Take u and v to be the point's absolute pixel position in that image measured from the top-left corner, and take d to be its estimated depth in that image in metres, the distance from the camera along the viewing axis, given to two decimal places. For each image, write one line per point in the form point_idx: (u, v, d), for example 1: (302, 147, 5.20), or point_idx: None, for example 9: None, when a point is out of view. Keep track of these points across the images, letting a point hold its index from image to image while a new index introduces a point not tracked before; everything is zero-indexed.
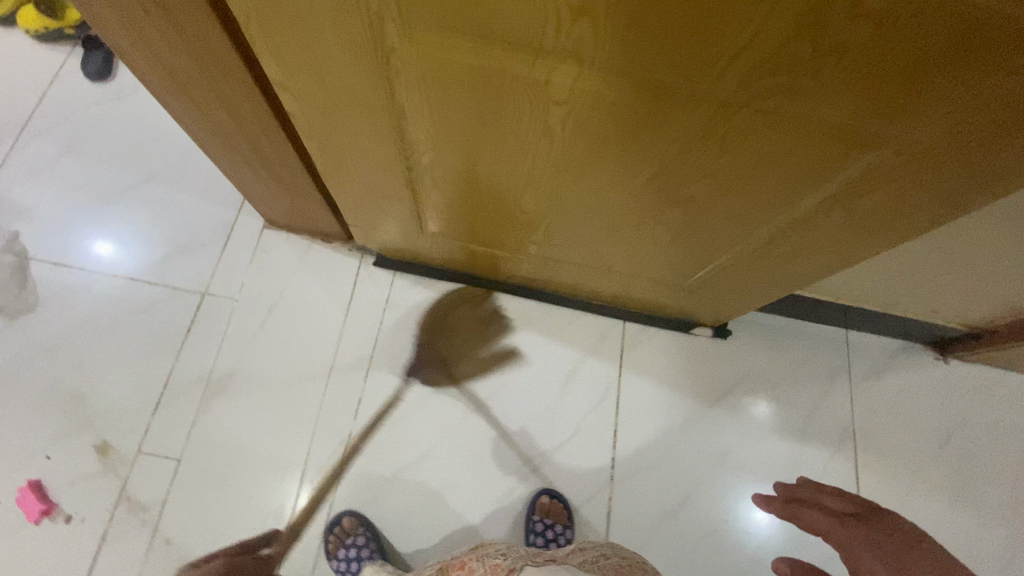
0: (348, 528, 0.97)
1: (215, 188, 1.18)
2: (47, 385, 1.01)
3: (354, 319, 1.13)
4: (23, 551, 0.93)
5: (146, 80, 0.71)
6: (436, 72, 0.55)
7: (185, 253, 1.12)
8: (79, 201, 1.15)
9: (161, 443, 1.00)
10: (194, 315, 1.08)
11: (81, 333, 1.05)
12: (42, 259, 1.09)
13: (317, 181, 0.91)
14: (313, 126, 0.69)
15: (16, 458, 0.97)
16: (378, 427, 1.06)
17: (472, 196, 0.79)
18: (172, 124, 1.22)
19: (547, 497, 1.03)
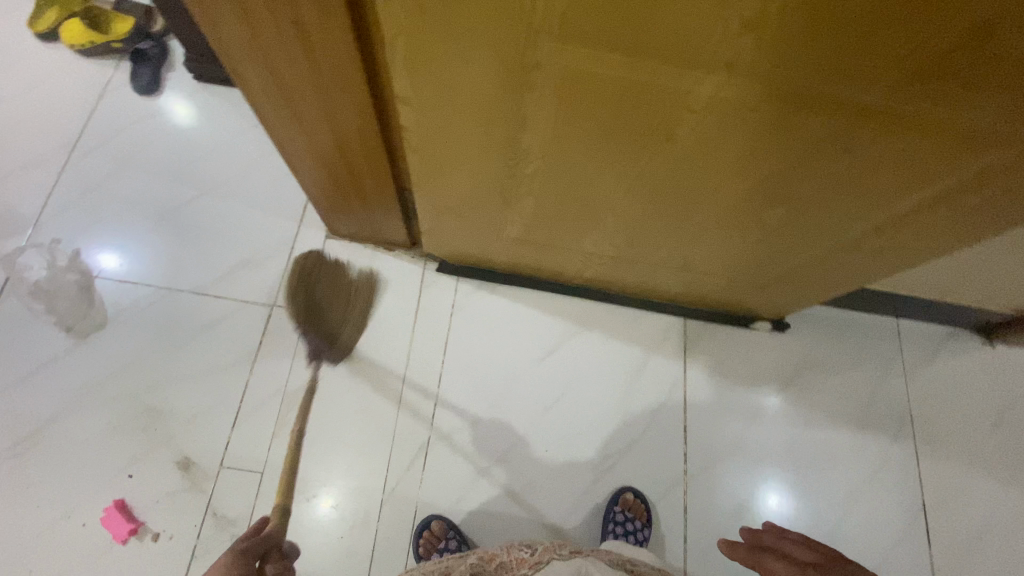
0: (437, 532, 0.98)
1: (272, 199, 1.18)
2: (128, 403, 1.02)
3: (422, 326, 1.14)
4: (115, 571, 0.93)
5: (252, 97, 0.71)
6: (574, 85, 0.57)
7: (250, 266, 1.13)
8: (136, 217, 1.15)
9: (243, 456, 1.01)
10: (266, 328, 1.09)
11: (155, 350, 1.06)
12: (107, 277, 1.09)
13: (399, 190, 0.92)
14: (425, 138, 0.70)
15: (103, 476, 0.98)
16: (453, 432, 1.07)
17: (568, 200, 0.81)
18: (226, 137, 1.22)
19: (630, 490, 1.05)
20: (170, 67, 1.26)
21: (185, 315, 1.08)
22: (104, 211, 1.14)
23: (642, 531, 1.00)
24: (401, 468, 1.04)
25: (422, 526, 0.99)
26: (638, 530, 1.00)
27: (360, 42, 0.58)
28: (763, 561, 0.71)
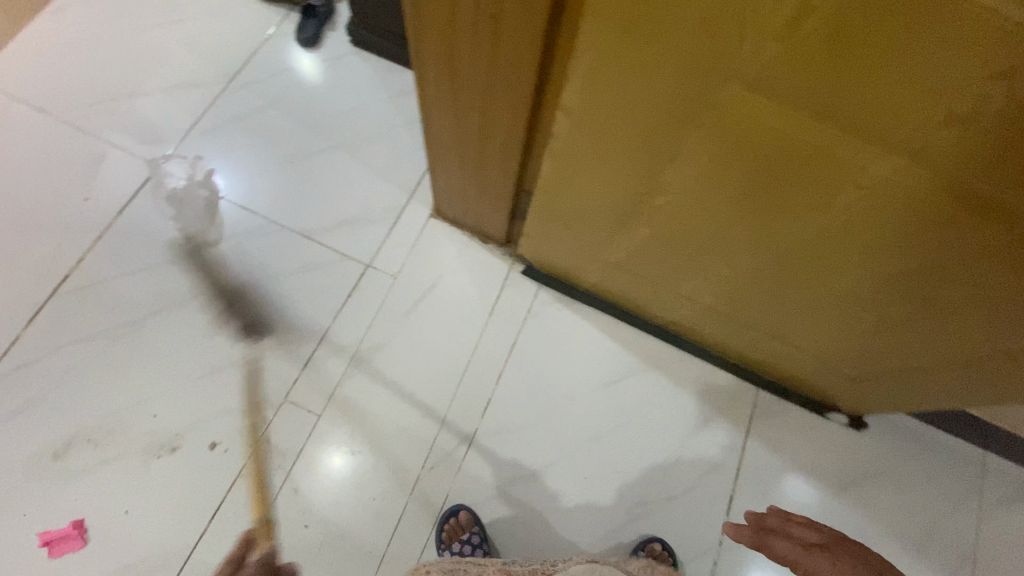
0: (463, 522, 1.00)
1: (390, 167, 1.25)
2: (221, 318, 1.11)
3: (496, 322, 1.16)
4: (172, 465, 1.01)
5: (423, 75, 0.76)
6: (741, 133, 0.57)
7: (356, 224, 1.20)
8: (269, 153, 1.24)
9: (305, 396, 1.07)
10: (356, 284, 1.15)
11: (255, 277, 1.14)
12: (232, 201, 1.19)
13: (519, 189, 0.95)
14: (570, 147, 0.72)
15: (184, 377, 1.06)
16: (500, 431, 1.09)
17: (686, 239, 0.80)
18: (364, 101, 1.30)
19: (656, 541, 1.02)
20: (332, 26, 1.36)
21: (288, 254, 1.16)
22: (243, 142, 1.24)
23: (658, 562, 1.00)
24: (443, 452, 1.06)
25: (451, 512, 1.01)
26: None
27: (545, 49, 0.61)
28: (769, 544, 0.65)
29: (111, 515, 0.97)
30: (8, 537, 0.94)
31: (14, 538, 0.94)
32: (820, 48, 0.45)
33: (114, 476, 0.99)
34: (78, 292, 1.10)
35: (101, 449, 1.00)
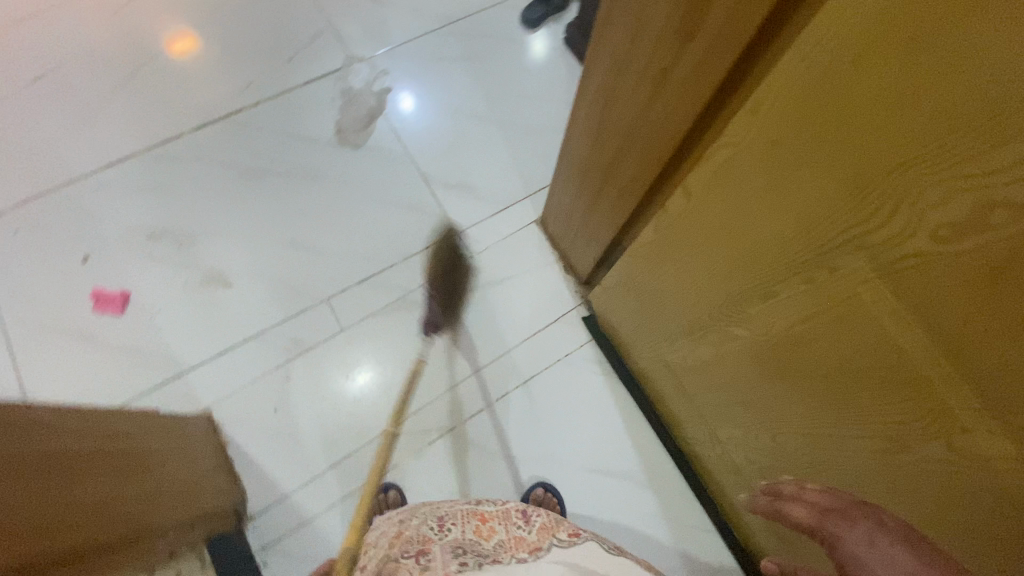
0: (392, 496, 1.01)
1: (528, 164, 1.28)
2: (323, 207, 1.22)
3: (531, 347, 1.14)
4: (217, 297, 1.13)
5: (583, 95, 0.75)
6: (842, 314, 0.49)
7: (470, 194, 1.24)
8: (440, 97, 1.32)
9: (343, 307, 1.15)
10: (438, 242, 1.20)
11: (367, 190, 1.23)
12: (390, 121, 1.29)
13: (617, 242, 0.91)
14: (676, 229, 0.67)
15: (269, 236, 1.19)
16: (473, 444, 1.07)
17: (742, 381, 0.72)
18: (542, 95, 1.34)
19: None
20: (558, 20, 1.41)
21: (402, 187, 1.24)
22: (428, 77, 1.34)
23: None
24: (413, 427, 1.07)
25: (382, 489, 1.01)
26: None
27: (688, 135, 0.58)
28: (780, 511, 0.56)
29: (157, 304, 1.11)
30: (84, 274, 1.12)
31: (87, 278, 1.12)
32: (974, 272, 0.36)
33: (177, 277, 1.14)
34: (240, 126, 1.26)
35: (181, 251, 1.16)
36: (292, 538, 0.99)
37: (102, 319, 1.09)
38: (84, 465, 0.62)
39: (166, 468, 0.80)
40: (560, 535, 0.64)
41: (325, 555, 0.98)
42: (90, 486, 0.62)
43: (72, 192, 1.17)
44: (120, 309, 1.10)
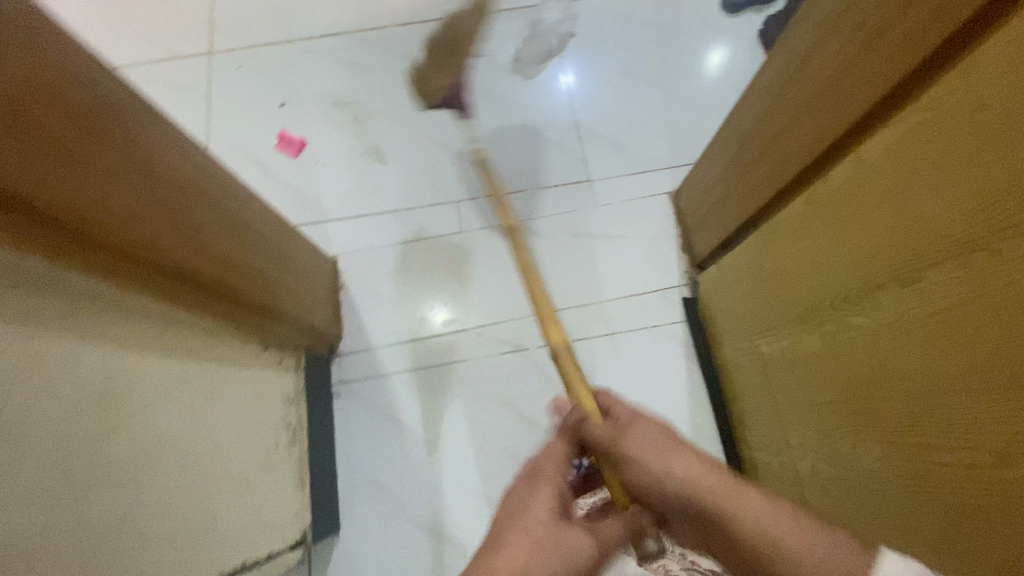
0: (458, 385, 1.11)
1: (680, 140, 1.28)
2: (479, 121, 1.32)
3: (623, 306, 1.16)
4: (370, 169, 1.28)
5: (778, 57, 0.75)
6: (993, 304, 0.47)
7: (615, 150, 1.28)
8: (618, 54, 1.36)
9: (468, 213, 1.25)
10: (571, 183, 1.26)
11: (523, 119, 1.31)
12: (564, 63, 1.35)
13: (753, 221, 0.90)
14: (832, 202, 0.67)
15: (427, 132, 1.31)
16: (540, 370, 1.13)
17: (838, 379, 0.70)
18: (717, 81, 1.33)
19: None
20: (762, 10, 1.37)
21: (555, 125, 1.31)
22: (613, 34, 1.38)
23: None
24: (494, 334, 1.16)
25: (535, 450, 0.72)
26: None
27: (889, 93, 0.56)
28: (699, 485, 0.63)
29: (323, 158, 1.28)
30: (277, 116, 1.31)
31: (278, 120, 1.31)
32: None
33: (345, 141, 1.30)
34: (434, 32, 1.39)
35: (355, 122, 1.31)
36: (366, 385, 1.12)
37: (279, 156, 1.28)
38: (213, 215, 0.71)
39: (288, 271, 0.91)
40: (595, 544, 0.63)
41: (386, 409, 1.11)
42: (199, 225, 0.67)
43: (288, 48, 1.37)
44: (295, 152, 1.28)
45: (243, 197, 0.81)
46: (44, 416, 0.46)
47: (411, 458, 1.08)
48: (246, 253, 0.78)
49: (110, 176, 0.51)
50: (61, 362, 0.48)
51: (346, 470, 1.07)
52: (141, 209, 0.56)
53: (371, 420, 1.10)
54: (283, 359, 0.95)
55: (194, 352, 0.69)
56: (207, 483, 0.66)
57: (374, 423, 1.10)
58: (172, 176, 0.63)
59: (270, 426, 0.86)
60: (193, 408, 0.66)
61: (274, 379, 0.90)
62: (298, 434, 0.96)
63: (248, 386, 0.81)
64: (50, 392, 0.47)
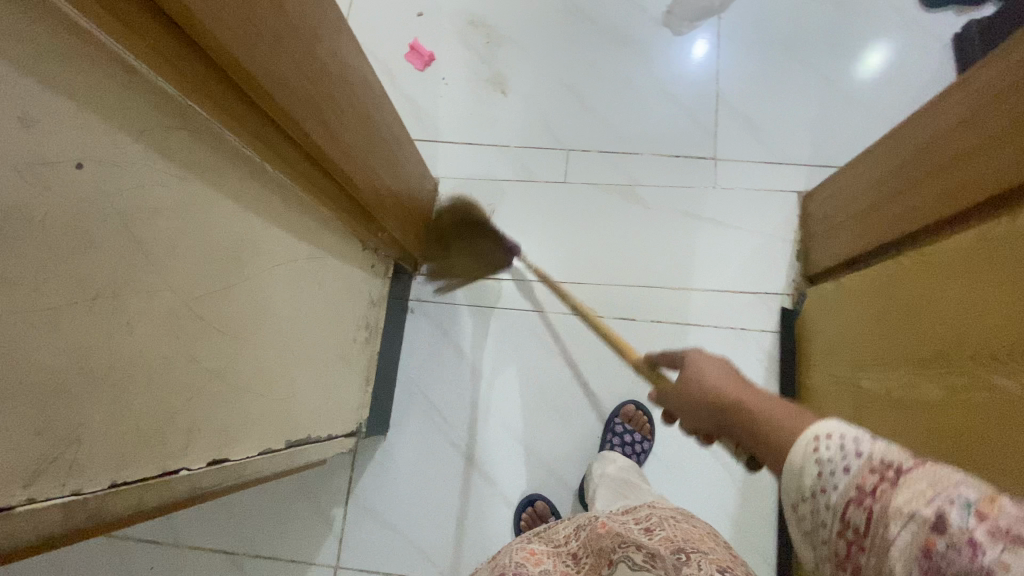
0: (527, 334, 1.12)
1: (827, 138, 1.16)
2: (611, 72, 1.24)
3: (713, 300, 1.10)
4: (489, 99, 1.25)
5: (998, 63, 0.64)
6: None
7: (750, 134, 1.17)
8: (783, 28, 1.22)
9: (577, 165, 1.20)
10: (693, 158, 1.17)
11: (659, 78, 1.22)
12: (720, 26, 1.23)
13: (898, 243, 0.81)
14: (1010, 243, 0.58)
15: (555, 71, 1.25)
16: (609, 339, 1.11)
17: (948, 436, 0.63)
18: (889, 81, 1.17)
19: (541, 499, 1.04)
20: (966, 11, 1.18)
21: (694, 93, 1.21)
22: (784, 4, 1.23)
23: (643, 444, 1.03)
24: (573, 293, 1.14)
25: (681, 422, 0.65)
26: (636, 442, 1.03)
27: None
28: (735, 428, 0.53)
29: (447, 77, 1.26)
30: (411, 24, 1.29)
31: (411, 28, 1.29)
32: None
33: (473, 63, 1.26)
34: None
35: (486, 45, 1.27)
36: (439, 308, 1.15)
37: (406, 66, 1.27)
38: (353, 114, 0.72)
39: (397, 179, 0.93)
40: (635, 557, 0.63)
41: (453, 337, 1.14)
42: (339, 118, 0.68)
43: None
44: (422, 65, 1.26)
45: (376, 96, 0.81)
46: (187, 257, 0.49)
47: (465, 388, 1.11)
48: (368, 152, 0.79)
49: (278, 43, 0.52)
50: (207, 209, 0.51)
51: (404, 382, 1.12)
52: (296, 82, 0.57)
53: (436, 342, 1.14)
54: (373, 263, 0.97)
55: (307, 234, 0.72)
56: (295, 355, 0.71)
57: (438, 346, 1.13)
58: (327, 59, 0.63)
59: (351, 321, 0.89)
60: (295, 286, 0.70)
61: (363, 278, 0.93)
62: (374, 336, 1.01)
63: (342, 279, 0.84)
64: (195, 237, 0.50)
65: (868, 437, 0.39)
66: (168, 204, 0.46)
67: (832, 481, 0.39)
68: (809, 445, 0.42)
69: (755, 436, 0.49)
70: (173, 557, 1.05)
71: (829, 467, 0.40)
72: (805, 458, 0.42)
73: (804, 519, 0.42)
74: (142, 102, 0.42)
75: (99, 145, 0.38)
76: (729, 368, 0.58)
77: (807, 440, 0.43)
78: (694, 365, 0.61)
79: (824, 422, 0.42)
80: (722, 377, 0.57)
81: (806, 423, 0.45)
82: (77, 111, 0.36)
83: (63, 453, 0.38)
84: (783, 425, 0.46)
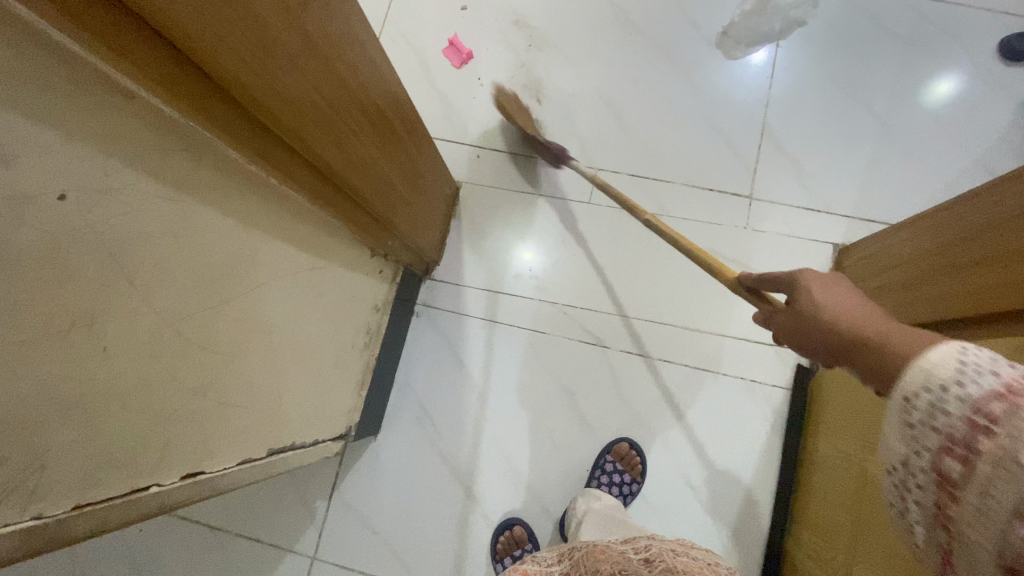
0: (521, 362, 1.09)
1: (875, 189, 1.08)
2: (654, 90, 1.18)
3: (725, 346, 1.07)
4: (523, 105, 1.20)
5: None
6: None
7: (791, 176, 1.11)
8: (844, 65, 1.14)
9: (605, 186, 1.16)
10: (727, 195, 1.12)
11: (703, 104, 1.16)
12: (777, 54, 1.16)
13: (931, 326, 0.75)
14: None
15: (594, 83, 1.19)
16: (611, 372, 1.08)
17: None
18: (951, 136, 1.09)
19: (519, 523, 1.04)
20: None
21: (738, 124, 1.14)
22: (850, 37, 1.15)
23: (631, 486, 1.01)
24: (583, 319, 1.11)
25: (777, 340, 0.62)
26: (624, 483, 1.01)
27: None
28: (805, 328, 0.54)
29: (482, 78, 1.22)
30: (453, 18, 1.25)
31: (452, 22, 1.25)
32: None
33: (510, 65, 1.22)
34: None
35: (527, 48, 1.22)
36: (445, 315, 1.14)
37: (442, 62, 1.23)
38: (373, 127, 0.71)
39: (415, 189, 0.91)
40: None
41: (455, 346, 1.13)
42: (358, 134, 0.67)
43: None
44: (460, 63, 1.23)
45: (401, 107, 0.79)
46: (179, 279, 0.48)
47: (461, 400, 1.10)
48: (386, 164, 0.77)
49: (294, 64, 0.51)
50: (203, 229, 0.50)
51: (400, 385, 1.12)
52: (309, 100, 0.54)
53: (438, 350, 1.13)
54: (382, 268, 0.96)
55: (312, 246, 0.71)
56: (287, 366, 0.71)
57: (439, 355, 1.13)
58: (349, 72, 0.61)
59: (351, 327, 0.89)
60: (294, 298, 0.69)
61: (369, 284, 0.92)
62: (375, 340, 1.00)
63: (346, 287, 0.83)
64: (189, 259, 0.49)
65: (1008, 361, 0.37)
66: (161, 227, 0.45)
67: (976, 374, 0.36)
68: (951, 354, 0.38)
69: (875, 367, 0.45)
70: (164, 524, 1.08)
71: (969, 369, 0.37)
72: (945, 360, 0.38)
73: (914, 415, 0.39)
74: (136, 127, 0.40)
75: (85, 174, 0.37)
76: (858, 296, 0.52)
77: (938, 355, 0.39)
78: (823, 288, 0.53)
79: (947, 345, 0.39)
80: (850, 306, 0.51)
81: (919, 352, 0.41)
82: (62, 143, 0.35)
83: (27, 481, 0.38)
84: (895, 342, 0.44)
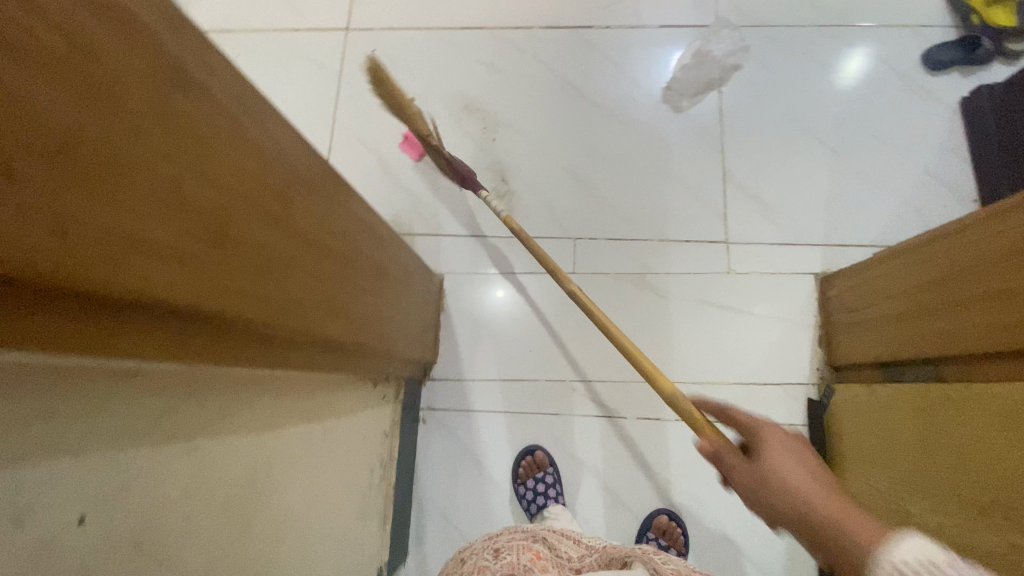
0: (537, 462, 1.06)
1: (840, 214, 1.13)
2: (615, 152, 1.20)
3: (736, 394, 1.08)
4: (490, 187, 1.20)
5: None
6: None
7: (761, 214, 1.15)
8: (786, 100, 1.20)
9: (587, 253, 1.16)
10: (705, 243, 1.14)
11: (664, 158, 1.19)
12: (721, 100, 1.21)
13: (937, 359, 0.78)
14: None
15: (557, 155, 1.21)
16: (630, 442, 1.07)
17: None
18: (898, 153, 1.15)
19: (541, 449, 1.07)
20: (970, 73, 1.17)
21: (700, 172, 1.18)
22: (786, 73, 1.21)
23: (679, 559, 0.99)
24: (593, 392, 1.10)
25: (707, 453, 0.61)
26: None
27: None
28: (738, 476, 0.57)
29: None
30: None
31: None
32: None
33: (469, 149, 1.22)
34: (582, 40, 1.26)
35: (483, 130, 1.23)
36: (453, 416, 1.11)
37: (402, 157, 1.23)
38: (365, 273, 0.68)
39: (407, 308, 0.89)
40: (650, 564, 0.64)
41: (469, 446, 1.09)
42: (354, 290, 0.64)
43: (423, 36, 1.28)
44: (418, 155, 1.22)
45: (385, 238, 0.77)
46: (205, 526, 0.44)
47: (487, 502, 1.07)
48: (381, 301, 0.75)
49: (290, 264, 0.48)
50: (222, 458, 0.46)
51: (421, 499, 1.07)
52: (307, 290, 0.52)
53: (452, 454, 1.09)
54: (386, 391, 0.93)
55: (321, 410, 0.67)
56: (316, 544, 0.66)
57: (455, 458, 1.09)
58: (337, 239, 0.59)
59: (366, 466, 0.85)
60: (313, 470, 0.65)
61: (377, 414, 0.89)
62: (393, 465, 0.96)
63: (356, 429, 0.80)
64: (213, 499, 0.45)
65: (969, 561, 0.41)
66: (181, 487, 0.41)
67: (955, 564, 0.41)
68: (926, 546, 0.42)
69: (835, 555, 0.47)
70: None
71: (952, 561, 0.41)
72: (924, 554, 0.42)
73: None
74: (143, 400, 0.37)
75: (98, 482, 0.34)
76: (811, 467, 0.53)
77: (913, 554, 0.42)
78: (774, 455, 0.54)
79: (913, 543, 0.43)
80: (806, 483, 0.52)
81: (891, 542, 0.44)
82: (72, 467, 0.32)
83: None
84: (852, 528, 0.47)
